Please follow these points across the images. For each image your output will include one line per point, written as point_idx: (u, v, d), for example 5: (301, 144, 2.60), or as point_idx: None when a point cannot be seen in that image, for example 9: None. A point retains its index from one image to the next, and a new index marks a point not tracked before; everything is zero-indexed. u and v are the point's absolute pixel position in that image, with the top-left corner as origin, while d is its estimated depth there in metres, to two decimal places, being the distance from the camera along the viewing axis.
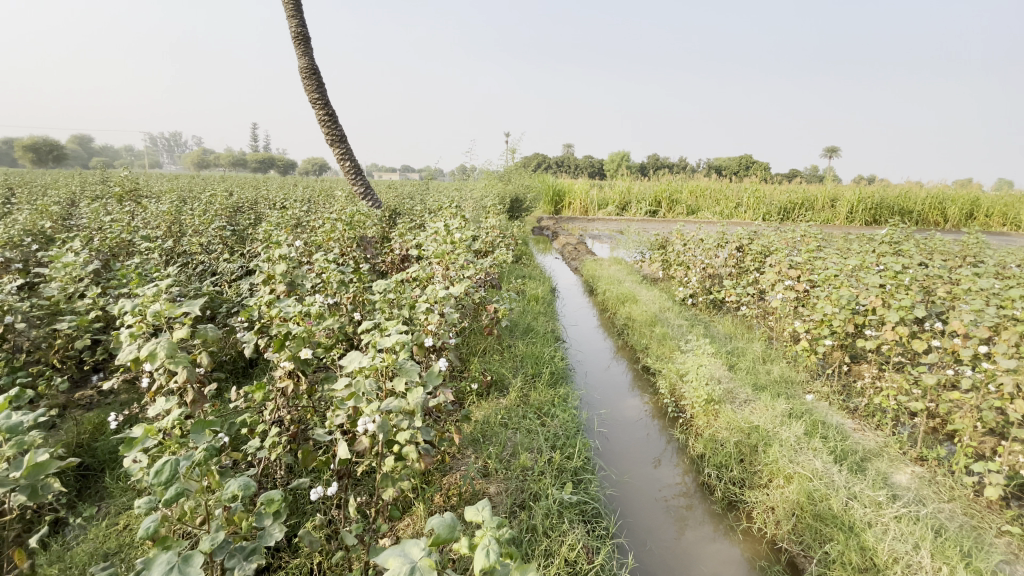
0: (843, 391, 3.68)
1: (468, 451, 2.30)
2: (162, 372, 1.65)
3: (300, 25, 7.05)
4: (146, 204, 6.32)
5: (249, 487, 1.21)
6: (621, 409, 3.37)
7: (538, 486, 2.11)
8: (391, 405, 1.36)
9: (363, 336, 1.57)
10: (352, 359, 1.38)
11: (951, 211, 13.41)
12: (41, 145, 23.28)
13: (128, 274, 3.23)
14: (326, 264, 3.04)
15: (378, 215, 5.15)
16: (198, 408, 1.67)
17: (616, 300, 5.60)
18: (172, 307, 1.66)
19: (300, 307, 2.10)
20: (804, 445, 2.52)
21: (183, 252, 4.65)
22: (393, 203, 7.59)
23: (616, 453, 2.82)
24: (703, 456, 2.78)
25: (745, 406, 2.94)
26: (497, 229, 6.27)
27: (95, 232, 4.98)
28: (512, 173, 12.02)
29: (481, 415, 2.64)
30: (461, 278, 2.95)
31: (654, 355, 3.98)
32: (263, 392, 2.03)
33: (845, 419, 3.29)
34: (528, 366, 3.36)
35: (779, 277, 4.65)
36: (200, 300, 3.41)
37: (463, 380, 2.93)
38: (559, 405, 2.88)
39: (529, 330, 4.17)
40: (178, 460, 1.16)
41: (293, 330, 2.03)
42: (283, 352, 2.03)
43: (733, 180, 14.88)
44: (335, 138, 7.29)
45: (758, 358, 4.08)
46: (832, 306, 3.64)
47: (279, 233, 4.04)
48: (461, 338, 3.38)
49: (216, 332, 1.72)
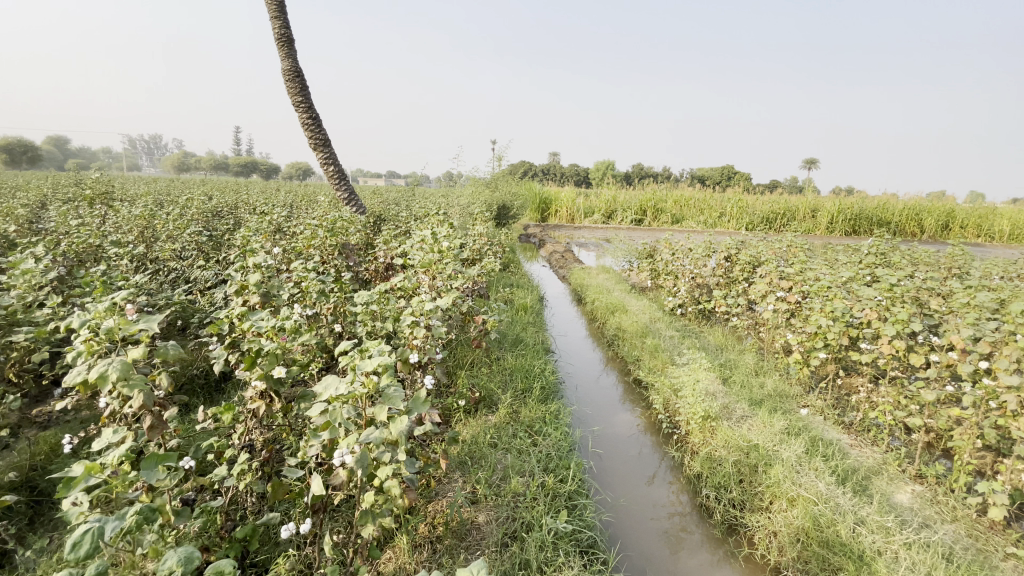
0: (837, 405, 3.61)
1: (456, 475, 2.16)
2: (117, 395, 1.49)
3: (283, 27, 6.89)
4: (118, 207, 6.06)
5: (188, 561, 1.05)
6: (614, 425, 3.25)
7: (531, 514, 1.98)
8: (370, 436, 1.21)
9: (341, 356, 1.42)
10: (328, 384, 1.24)
11: (927, 222, 13.68)
12: (14, 145, 22.59)
13: (93, 282, 3.03)
14: (306, 273, 2.88)
15: (362, 222, 4.99)
16: (156, 435, 1.52)
17: (606, 310, 5.50)
18: (128, 323, 1.50)
19: (274, 322, 1.94)
20: (806, 466, 2.42)
21: (156, 258, 4.42)
22: (377, 209, 7.41)
23: (610, 474, 2.69)
24: (701, 476, 2.67)
25: (743, 423, 2.84)
26: (485, 236, 6.14)
27: (61, 236, 4.73)
28: (499, 179, 11.92)
29: (469, 434, 2.50)
30: (449, 289, 2.81)
31: (646, 368, 3.88)
32: (231, 413, 1.86)
33: (842, 434, 3.22)
34: (517, 381, 3.23)
35: (770, 288, 4.61)
36: (171, 310, 3.22)
37: (450, 397, 2.78)
38: (550, 423, 2.75)
39: (517, 342, 4.04)
40: (105, 528, 1.00)
41: (266, 346, 1.86)
42: (255, 371, 1.86)
43: (717, 189, 15.01)
44: (318, 142, 7.11)
45: (750, 370, 4.01)
46: (826, 319, 3.58)
47: (258, 239, 3.86)
48: (448, 351, 3.24)
49: (178, 351, 1.56)
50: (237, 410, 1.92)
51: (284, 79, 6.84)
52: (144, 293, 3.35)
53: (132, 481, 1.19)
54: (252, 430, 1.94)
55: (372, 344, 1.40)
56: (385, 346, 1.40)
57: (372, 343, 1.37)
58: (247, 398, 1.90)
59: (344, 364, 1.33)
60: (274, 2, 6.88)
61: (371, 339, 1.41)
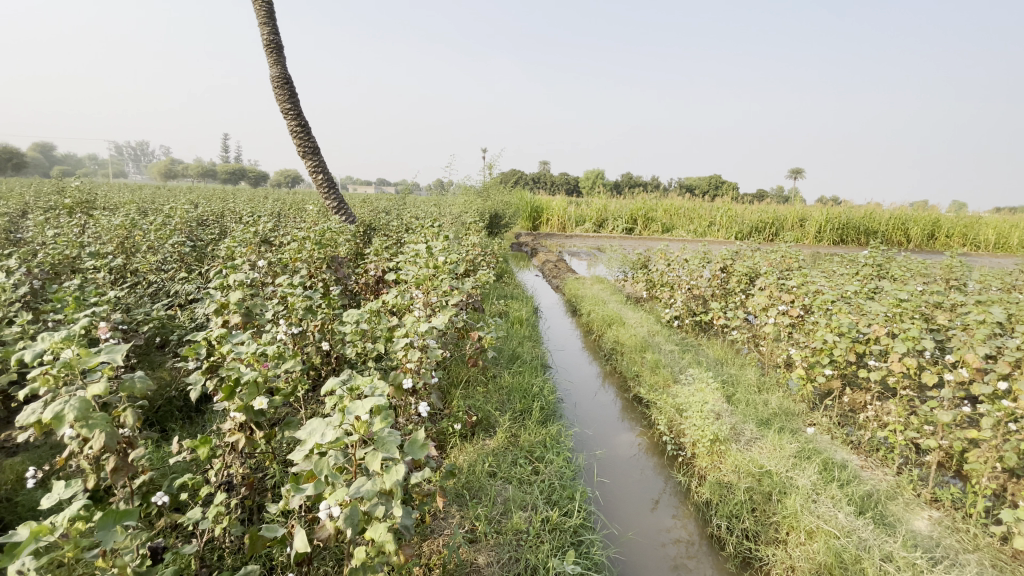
0: (843, 424, 3.51)
1: (454, 510, 2.00)
2: (75, 436, 1.31)
3: (272, 33, 6.75)
4: (97, 216, 5.83)
5: None
6: (615, 446, 3.10)
7: (535, 555, 1.83)
8: (361, 488, 1.05)
9: (327, 394, 1.25)
10: (312, 428, 1.09)
11: (913, 231, 13.81)
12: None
13: (65, 298, 2.83)
14: (292, 288, 2.71)
15: (352, 232, 4.82)
16: (119, 479, 1.35)
17: (602, 322, 5.37)
18: (88, 354, 1.32)
19: (256, 347, 1.76)
20: (822, 494, 2.30)
21: (135, 270, 4.21)
22: (368, 218, 7.25)
23: (615, 502, 2.54)
24: (710, 503, 2.54)
25: (752, 446, 2.72)
26: (478, 247, 6.00)
27: (36, 247, 4.50)
28: (490, 188, 11.80)
29: (465, 462, 2.34)
30: (445, 307, 2.67)
31: (647, 385, 3.74)
32: (207, 448, 1.69)
33: (851, 455, 3.10)
34: (515, 401, 3.08)
35: (771, 302, 4.51)
36: (148, 327, 3.03)
37: (445, 421, 2.62)
38: (552, 448, 2.61)
39: (513, 358, 3.88)
40: None
41: (246, 374, 1.68)
42: (234, 402, 1.68)
43: (707, 199, 15.03)
44: (307, 150, 6.95)
45: (753, 386, 3.89)
46: (833, 334, 3.48)
47: (242, 252, 3.68)
48: (442, 370, 3.08)
49: (146, 383, 1.38)
50: (215, 443, 1.75)
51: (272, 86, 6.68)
52: (120, 309, 3.15)
53: (85, 546, 1.02)
54: (231, 465, 1.77)
55: (364, 381, 1.24)
56: (379, 381, 1.26)
57: (363, 380, 1.22)
58: (226, 430, 1.73)
59: (332, 405, 1.18)
60: (263, 8, 6.73)
61: (364, 374, 1.26)
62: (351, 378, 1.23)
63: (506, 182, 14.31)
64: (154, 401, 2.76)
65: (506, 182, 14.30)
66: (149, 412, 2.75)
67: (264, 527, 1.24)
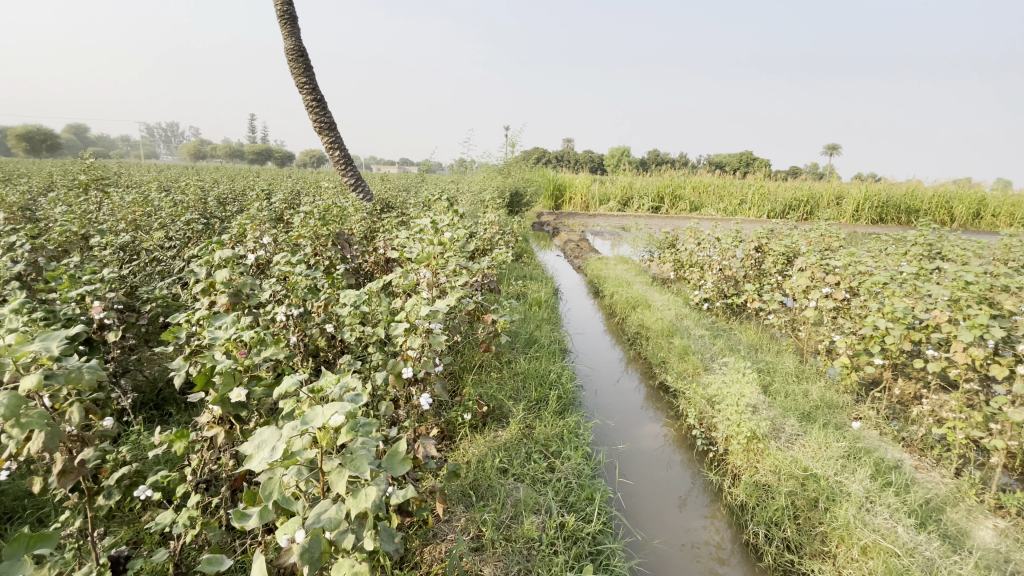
0: (893, 418, 3.19)
1: (459, 511, 1.80)
2: (14, 437, 1.18)
3: (286, 3, 6.49)
4: (113, 193, 5.75)
5: None
6: (639, 439, 2.87)
7: (549, 568, 1.63)
8: (322, 516, 0.84)
9: (283, 401, 1.02)
10: (263, 438, 0.89)
11: (958, 210, 12.96)
12: (34, 132, 22.55)
13: (59, 275, 2.71)
14: (290, 267, 2.52)
15: (365, 209, 4.62)
16: (68, 482, 1.27)
17: (627, 304, 5.09)
18: (19, 343, 1.17)
19: (233, 332, 1.56)
20: (877, 502, 2.03)
21: (142, 248, 4.10)
22: (385, 196, 7.05)
23: (639, 503, 2.30)
24: (746, 506, 2.29)
25: (794, 444, 2.44)
26: (496, 225, 5.74)
27: (48, 225, 4.43)
28: (512, 165, 11.45)
29: (473, 457, 2.13)
30: (454, 288, 2.43)
31: (674, 373, 3.47)
32: (183, 443, 1.52)
33: (903, 453, 2.80)
34: (532, 389, 2.85)
35: (813, 284, 4.14)
36: (150, 307, 2.89)
37: (455, 410, 2.43)
38: (570, 442, 2.39)
39: (530, 343, 3.64)
40: None
41: (221, 362, 1.48)
42: (210, 393, 1.49)
43: (738, 175, 14.33)
44: (323, 125, 6.75)
45: (792, 375, 3.58)
46: (885, 320, 3.12)
47: (248, 228, 3.51)
48: (453, 355, 2.88)
49: (95, 375, 1.25)
50: (192, 437, 1.58)
51: (287, 59, 6.47)
52: (121, 288, 3.02)
53: None
54: (212, 460, 1.61)
55: (330, 382, 1.03)
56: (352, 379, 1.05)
57: (329, 381, 1.00)
58: (203, 423, 1.56)
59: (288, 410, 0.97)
60: None
61: (333, 372, 1.05)
62: (316, 377, 1.02)
63: (528, 160, 13.92)
64: (145, 394, 2.86)
65: (528, 160, 13.91)
66: (150, 395, 2.85)
67: (206, 557, 1.03)
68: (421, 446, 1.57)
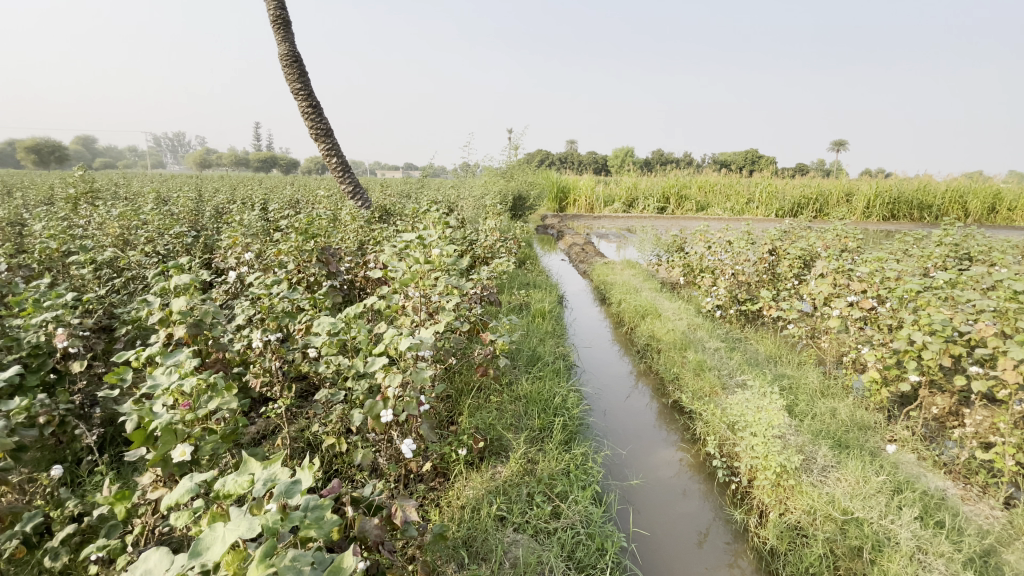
0: (928, 440, 2.93)
1: (450, 573, 1.56)
2: None
3: (279, 8, 6.27)
4: (102, 206, 5.54)
5: None
6: (653, 468, 2.61)
7: None
8: None
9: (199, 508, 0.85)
10: (151, 566, 0.74)
11: (971, 205, 12.54)
12: (42, 145, 22.61)
13: (22, 300, 2.49)
14: (267, 288, 2.29)
15: (358, 219, 4.39)
16: None
17: (635, 313, 4.83)
18: None
19: (176, 378, 1.31)
20: (927, 552, 1.81)
21: (124, 265, 3.88)
22: (383, 203, 6.83)
23: (657, 549, 2.05)
24: (776, 552, 2.04)
25: (829, 479, 2.19)
26: (497, 231, 5.50)
27: (30, 242, 4.23)
28: (515, 169, 11.21)
29: (469, 502, 1.91)
30: (444, 310, 2.19)
31: (689, 391, 3.21)
32: (123, 508, 1.30)
33: (947, 482, 2.54)
34: (534, 416, 2.62)
35: (835, 291, 3.86)
36: (123, 331, 2.67)
37: (449, 445, 2.19)
38: (577, 480, 2.16)
39: (533, 361, 3.40)
40: None
41: (160, 416, 1.24)
42: (149, 452, 1.26)
43: (745, 173, 14.03)
44: (319, 132, 6.55)
45: (816, 392, 3.32)
46: (921, 333, 2.83)
47: (230, 243, 3.28)
48: (447, 381, 2.65)
49: None
50: (136, 501, 1.36)
51: (281, 64, 6.28)
52: (93, 311, 2.80)
53: None
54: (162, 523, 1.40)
55: (250, 479, 0.84)
56: (281, 468, 0.87)
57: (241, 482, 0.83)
58: (148, 484, 1.33)
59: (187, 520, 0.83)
60: None
61: (261, 466, 0.86)
62: (229, 477, 0.84)
63: (531, 163, 13.67)
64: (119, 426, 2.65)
65: (531, 163, 13.66)
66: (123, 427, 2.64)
67: None
68: (399, 508, 1.29)
